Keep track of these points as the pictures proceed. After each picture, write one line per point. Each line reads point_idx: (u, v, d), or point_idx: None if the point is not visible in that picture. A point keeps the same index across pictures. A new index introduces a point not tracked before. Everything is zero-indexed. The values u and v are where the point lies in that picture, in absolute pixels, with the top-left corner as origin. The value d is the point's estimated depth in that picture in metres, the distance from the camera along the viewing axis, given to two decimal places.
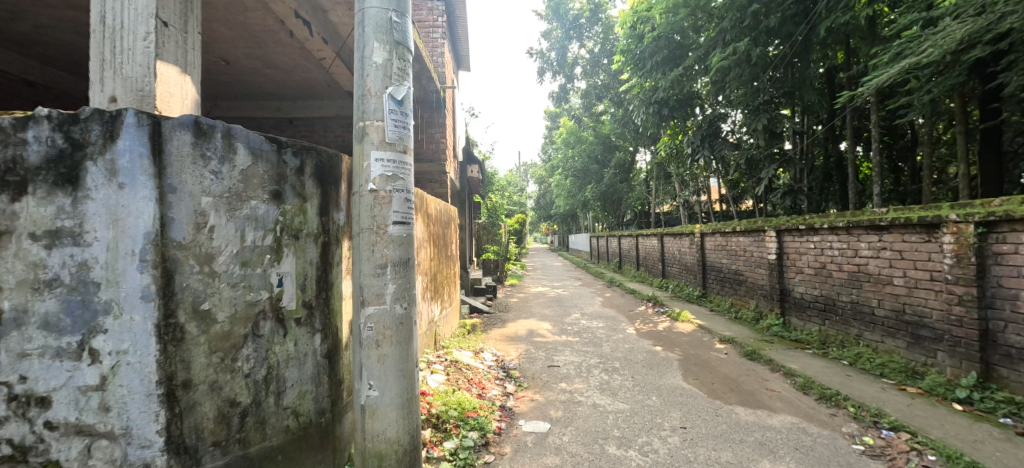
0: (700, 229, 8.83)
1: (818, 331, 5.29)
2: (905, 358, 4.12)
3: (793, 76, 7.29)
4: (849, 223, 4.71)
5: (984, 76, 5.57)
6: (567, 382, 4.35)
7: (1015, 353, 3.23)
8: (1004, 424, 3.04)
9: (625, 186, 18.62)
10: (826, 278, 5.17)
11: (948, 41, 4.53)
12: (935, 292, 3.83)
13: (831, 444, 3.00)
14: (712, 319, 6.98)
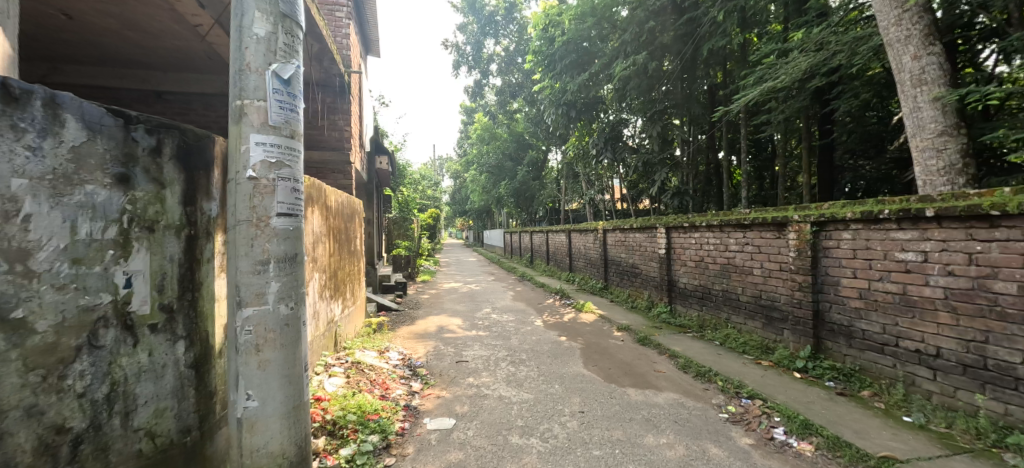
0: (602, 225, 9.38)
1: (697, 316, 5.93)
2: (761, 336, 4.79)
3: (682, 91, 8.16)
4: (721, 221, 5.33)
5: (822, 101, 6.69)
6: (475, 377, 4.35)
7: (837, 329, 3.91)
8: (829, 387, 3.68)
9: (537, 183, 19.22)
10: (704, 270, 5.81)
11: (794, 70, 5.33)
12: (783, 280, 4.48)
13: (703, 414, 3.38)
14: (612, 309, 7.49)
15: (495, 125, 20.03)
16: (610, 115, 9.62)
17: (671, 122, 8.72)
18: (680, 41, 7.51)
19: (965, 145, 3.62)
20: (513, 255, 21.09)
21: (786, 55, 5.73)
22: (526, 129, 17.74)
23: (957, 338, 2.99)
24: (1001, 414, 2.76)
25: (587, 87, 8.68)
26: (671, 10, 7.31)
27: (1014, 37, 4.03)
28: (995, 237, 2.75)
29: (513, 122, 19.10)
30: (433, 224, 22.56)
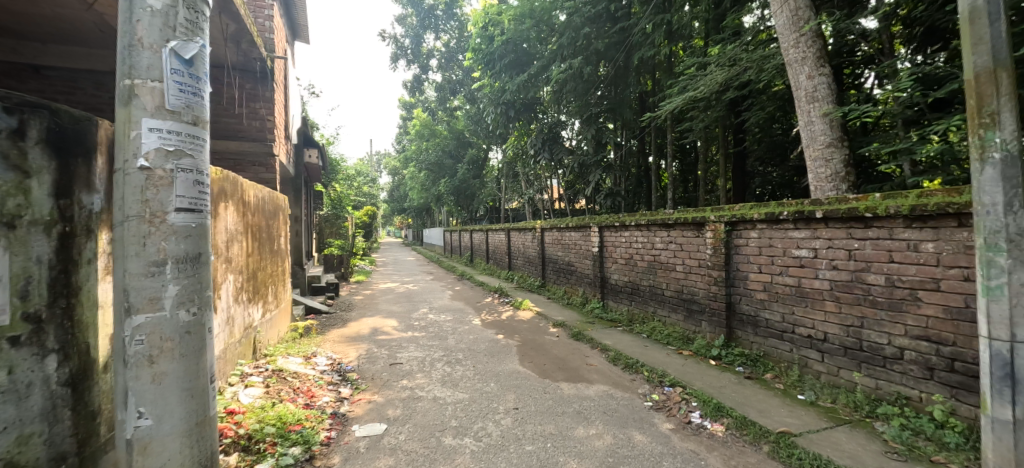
0: (540, 224, 9.50)
1: (627, 311, 6.23)
2: (683, 328, 5.12)
3: (615, 97, 8.63)
4: (648, 220, 5.63)
5: (736, 111, 7.28)
6: (408, 379, 4.23)
7: (746, 319, 4.28)
8: (739, 372, 4.03)
9: (477, 182, 19.06)
10: (633, 267, 6.10)
11: (712, 83, 5.79)
12: (701, 275, 4.82)
13: (630, 404, 3.55)
14: (549, 306, 7.65)
15: (435, 122, 19.74)
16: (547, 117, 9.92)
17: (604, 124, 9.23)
18: (613, 49, 7.84)
19: (848, 156, 4.12)
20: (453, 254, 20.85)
21: (707, 66, 6.20)
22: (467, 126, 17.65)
23: (840, 324, 3.39)
24: (873, 388, 3.17)
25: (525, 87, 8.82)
26: (606, 18, 7.65)
27: (885, 63, 4.65)
28: (869, 236, 3.15)
29: (453, 119, 18.89)
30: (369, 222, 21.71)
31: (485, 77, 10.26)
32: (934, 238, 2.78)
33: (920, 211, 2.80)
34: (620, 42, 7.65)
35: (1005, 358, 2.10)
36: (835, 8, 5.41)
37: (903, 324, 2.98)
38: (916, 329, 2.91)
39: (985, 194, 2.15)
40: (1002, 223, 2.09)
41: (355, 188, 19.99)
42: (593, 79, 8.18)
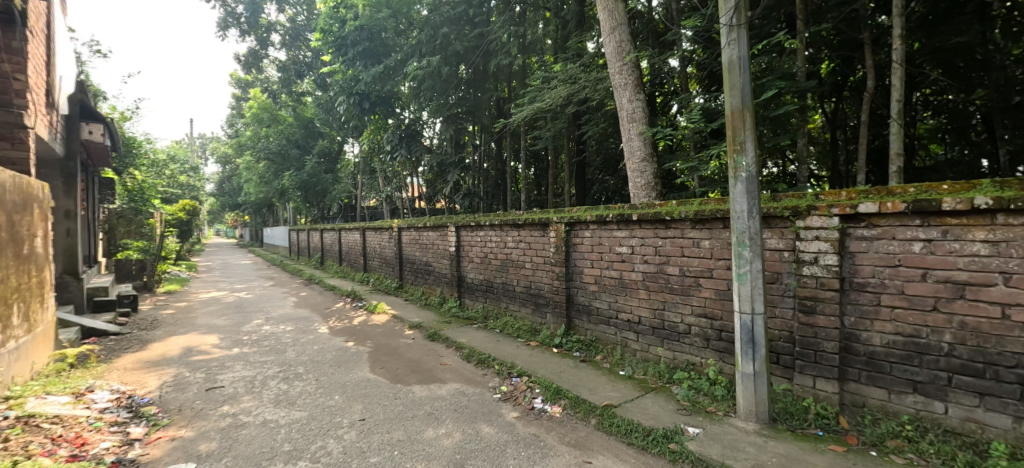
0: (397, 223, 9.08)
1: (482, 308, 6.40)
2: (531, 320, 5.48)
3: (471, 98, 8.71)
4: (501, 220, 5.84)
5: (577, 124, 8.06)
6: (231, 403, 3.65)
7: (581, 309, 4.78)
8: (576, 357, 4.49)
9: (331, 176, 16.81)
10: (487, 265, 6.28)
11: (556, 97, 6.48)
12: (546, 272, 5.22)
13: (481, 398, 3.66)
14: (405, 308, 7.42)
15: (277, 105, 17.59)
16: (407, 113, 9.46)
17: (465, 128, 9.19)
18: (471, 51, 8.06)
19: (656, 169, 4.91)
20: (298, 256, 18.76)
21: (556, 82, 6.83)
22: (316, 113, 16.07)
23: (650, 308, 4.03)
24: (671, 359, 3.85)
25: (380, 78, 8.46)
26: (465, 22, 8.03)
27: (683, 96, 5.70)
28: (669, 234, 3.81)
29: (300, 104, 17.07)
30: (189, 219, 18.24)
31: (336, 62, 9.54)
32: (709, 237, 3.51)
33: (701, 215, 3.49)
34: (478, 48, 7.95)
35: (749, 327, 2.77)
36: (651, 46, 6.45)
37: (691, 305, 3.69)
38: (699, 308, 3.63)
39: (737, 202, 2.78)
40: (747, 225, 2.74)
41: (169, 178, 16.66)
42: (454, 80, 8.27)
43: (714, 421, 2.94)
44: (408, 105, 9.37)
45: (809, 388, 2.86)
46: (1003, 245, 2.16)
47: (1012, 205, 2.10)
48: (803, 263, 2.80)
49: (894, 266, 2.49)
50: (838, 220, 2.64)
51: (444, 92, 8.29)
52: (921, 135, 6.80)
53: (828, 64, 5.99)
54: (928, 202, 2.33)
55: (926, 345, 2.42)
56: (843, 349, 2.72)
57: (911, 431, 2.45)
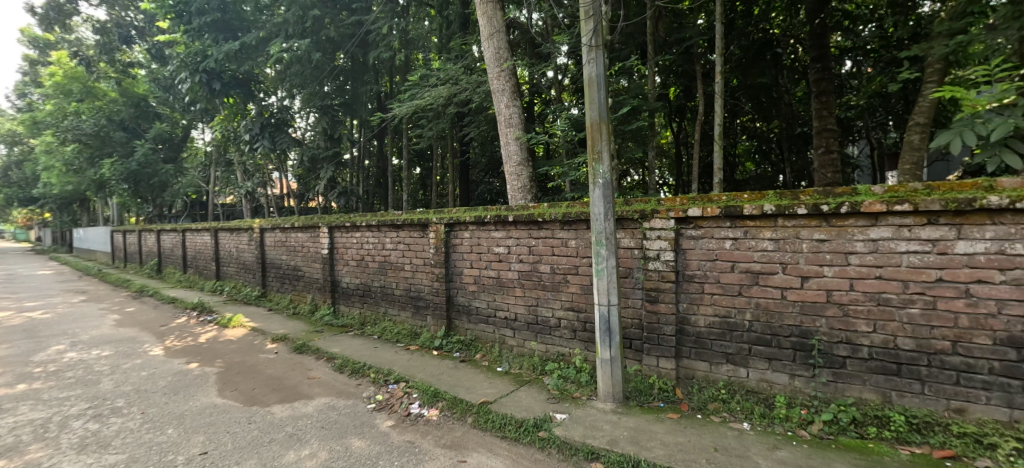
0: (258, 223, 8.15)
1: (358, 314, 6.09)
2: (411, 324, 5.38)
3: (350, 91, 8.46)
4: (378, 221, 5.59)
5: (459, 125, 8.16)
6: (9, 457, 2.89)
7: (461, 309, 4.85)
8: (456, 357, 4.56)
9: (173, 166, 14.44)
10: (364, 268, 5.97)
11: (436, 96, 6.53)
12: (426, 273, 5.16)
13: (352, 411, 3.50)
14: (268, 319, 6.70)
15: (93, 77, 14.49)
16: (272, 99, 8.57)
17: (341, 120, 8.74)
18: (346, 38, 7.74)
19: (531, 174, 5.20)
20: (125, 263, 15.61)
21: (437, 83, 6.87)
22: (151, 91, 13.62)
23: (525, 305, 4.27)
24: (544, 351, 4.14)
25: (237, 57, 7.56)
26: (341, 7, 7.67)
27: (556, 107, 6.14)
28: (541, 235, 4.08)
29: (128, 78, 14.31)
30: None
31: (179, 33, 8.25)
32: (575, 236, 3.86)
33: (568, 217, 3.81)
34: (357, 37, 7.68)
35: (605, 316, 3.12)
36: (529, 57, 6.82)
37: (560, 300, 4.01)
38: (567, 302, 3.96)
39: (596, 206, 3.12)
40: (603, 226, 3.09)
41: None
42: (329, 67, 7.81)
43: (578, 406, 3.24)
44: (273, 91, 8.56)
45: (654, 367, 3.32)
46: (781, 241, 2.79)
47: (785, 210, 2.72)
48: (648, 259, 3.25)
49: (712, 260, 3.04)
50: (673, 222, 3.12)
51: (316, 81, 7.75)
52: (740, 154, 8.33)
53: (676, 90, 7.25)
54: (734, 207, 2.88)
55: (734, 323, 3.00)
56: (678, 331, 3.22)
57: (725, 394, 3.01)
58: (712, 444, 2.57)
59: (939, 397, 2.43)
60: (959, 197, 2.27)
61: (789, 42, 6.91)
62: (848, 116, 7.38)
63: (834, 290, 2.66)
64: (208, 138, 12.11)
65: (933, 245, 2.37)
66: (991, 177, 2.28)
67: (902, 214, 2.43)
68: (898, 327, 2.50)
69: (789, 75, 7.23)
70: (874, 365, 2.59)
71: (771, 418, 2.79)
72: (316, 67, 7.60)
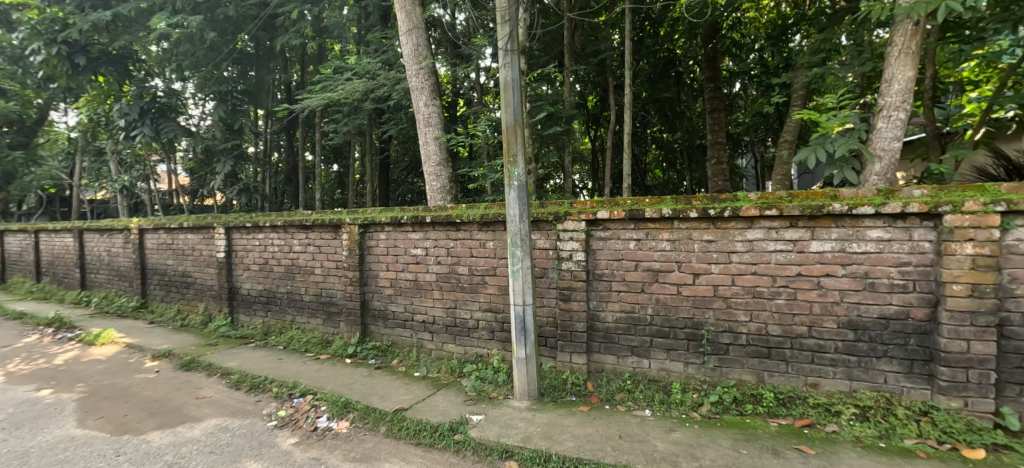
0: (136, 223, 7.17)
1: (261, 323, 5.60)
2: (322, 332, 5.07)
3: (257, 78, 7.83)
4: (284, 221, 5.18)
5: (378, 121, 7.86)
6: None
7: (377, 314, 4.67)
8: (371, 364, 4.38)
9: (23, 154, 12.18)
10: (269, 272, 5.51)
11: (352, 89, 6.23)
12: (338, 277, 4.89)
13: (248, 431, 3.20)
14: (148, 333, 5.90)
15: None
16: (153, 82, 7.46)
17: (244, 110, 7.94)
18: (248, 19, 7.15)
19: (452, 175, 5.16)
20: None
21: (351, 76, 6.57)
22: None
23: (443, 307, 4.23)
24: (463, 354, 4.14)
25: (110, 30, 6.61)
26: None
27: (476, 109, 6.17)
28: (459, 236, 4.08)
29: None
30: None
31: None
32: (493, 238, 3.91)
33: (486, 219, 3.86)
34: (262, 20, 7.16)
35: (521, 316, 3.20)
36: (450, 57, 6.79)
37: (478, 301, 4.04)
38: (485, 304, 4.00)
39: (512, 207, 3.19)
40: (518, 228, 3.17)
41: None
42: (228, 50, 7.15)
43: (495, 406, 3.28)
44: (158, 72, 7.61)
45: (567, 363, 3.48)
46: (677, 242, 3.07)
47: (680, 214, 3.00)
48: (562, 259, 3.40)
49: (618, 259, 3.27)
50: (584, 224, 3.30)
51: (212, 64, 7.03)
52: (649, 162, 8.96)
53: (592, 98, 7.68)
54: (637, 211, 3.12)
55: (637, 317, 3.25)
56: (589, 327, 3.41)
57: (630, 384, 3.24)
58: (617, 432, 2.75)
59: (800, 374, 2.84)
60: (813, 204, 2.67)
61: (690, 62, 7.67)
62: (736, 132, 8.32)
63: (719, 285, 2.99)
64: (71, 123, 10.39)
65: (795, 244, 2.77)
66: (837, 187, 2.70)
67: (771, 218, 2.80)
68: (769, 316, 2.89)
69: (688, 91, 7.97)
70: (751, 350, 2.96)
71: (668, 403, 3.05)
72: (210, 47, 6.91)
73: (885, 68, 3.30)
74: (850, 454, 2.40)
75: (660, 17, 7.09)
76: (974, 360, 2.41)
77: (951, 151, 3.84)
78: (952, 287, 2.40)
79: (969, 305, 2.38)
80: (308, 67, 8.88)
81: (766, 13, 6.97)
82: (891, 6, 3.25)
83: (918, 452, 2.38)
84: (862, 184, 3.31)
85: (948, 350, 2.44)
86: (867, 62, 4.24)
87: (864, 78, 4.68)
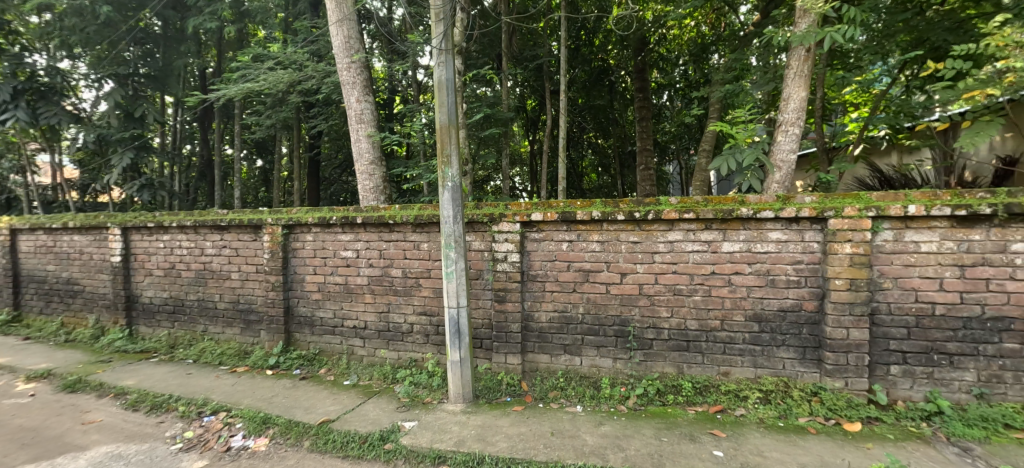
0: (7, 222, 6.18)
1: (166, 335, 5.07)
2: (240, 342, 4.70)
3: (160, 64, 6.91)
4: (195, 221, 4.73)
5: (306, 115, 7.45)
6: None
7: (302, 320, 4.42)
8: (295, 375, 4.13)
9: None
10: (176, 278, 5.00)
11: (276, 81, 5.85)
12: (259, 282, 4.56)
13: (148, 456, 2.87)
14: (22, 351, 5.11)
15: None
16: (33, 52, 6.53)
17: (147, 96, 6.90)
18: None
19: (386, 174, 5.01)
20: None
21: (273, 66, 6.16)
22: None
23: (375, 312, 4.10)
24: (396, 359, 4.04)
25: None
26: None
27: (412, 108, 6.05)
28: (392, 238, 3.97)
29: None
30: None
31: None
32: (428, 239, 3.86)
33: (420, 220, 3.79)
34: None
35: (455, 319, 3.18)
36: (385, 53, 6.61)
37: (412, 305, 3.97)
38: (420, 307, 3.94)
39: (446, 208, 3.16)
40: (452, 229, 3.15)
41: None
42: (128, 29, 6.41)
43: (428, 411, 3.24)
44: (39, 47, 6.64)
45: (502, 363, 3.51)
46: (606, 243, 3.22)
47: (609, 216, 3.15)
48: (497, 261, 3.43)
49: (551, 260, 3.36)
50: (518, 226, 3.35)
51: (107, 42, 6.33)
52: (585, 167, 9.27)
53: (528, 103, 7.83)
54: (569, 213, 3.23)
55: (570, 316, 3.36)
56: (523, 327, 3.47)
57: (562, 382, 3.35)
58: (549, 430, 2.82)
59: (714, 364, 3.10)
60: (724, 208, 2.92)
61: (621, 73, 8.08)
62: (662, 140, 8.87)
63: (644, 284, 3.18)
64: None
65: (709, 245, 3.02)
66: (744, 193, 2.98)
67: (688, 221, 3.03)
68: (688, 311, 3.12)
69: (620, 99, 8.36)
70: (672, 343, 3.17)
71: (598, 398, 3.19)
72: (105, 23, 6.23)
73: (784, 87, 3.68)
74: (755, 435, 2.65)
75: (595, 28, 7.47)
76: (853, 345, 2.77)
77: (837, 163, 4.38)
78: (835, 282, 2.75)
79: (848, 297, 2.74)
80: (226, 54, 8.21)
81: (687, 32, 7.33)
82: (789, 33, 3.64)
83: (810, 429, 2.69)
84: (765, 191, 3.68)
85: (833, 336, 2.79)
86: (770, 81, 4.73)
87: (768, 96, 5.21)
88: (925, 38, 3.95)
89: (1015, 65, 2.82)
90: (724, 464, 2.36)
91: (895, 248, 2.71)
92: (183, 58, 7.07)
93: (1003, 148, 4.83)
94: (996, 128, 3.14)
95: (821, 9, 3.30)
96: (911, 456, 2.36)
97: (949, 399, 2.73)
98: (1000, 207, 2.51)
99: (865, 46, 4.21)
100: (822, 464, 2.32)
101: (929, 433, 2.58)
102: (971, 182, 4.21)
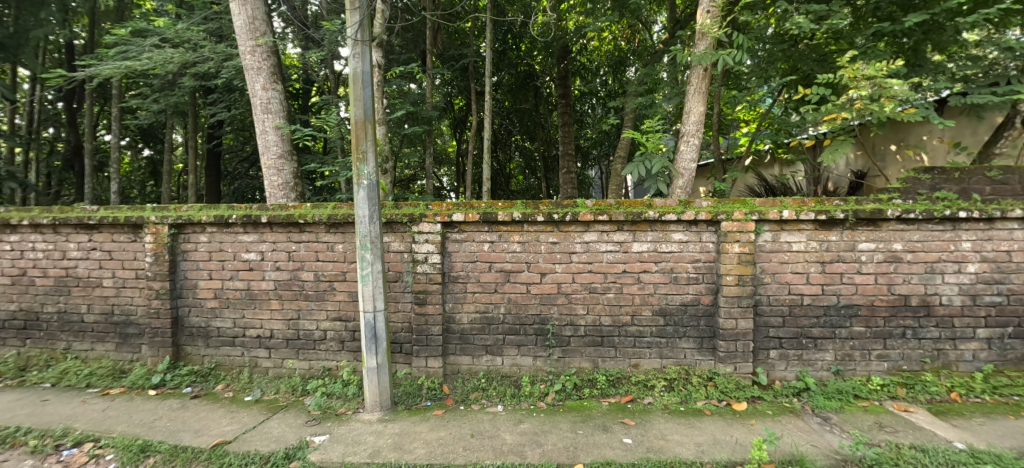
0: None
1: (14, 356, 4.24)
2: (114, 360, 4.09)
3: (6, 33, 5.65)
4: (54, 218, 4.03)
5: (203, 101, 6.70)
6: None
7: (194, 332, 3.96)
8: (186, 393, 3.68)
9: None
10: (28, 287, 4.22)
11: (165, 60, 5.17)
12: (140, 289, 4.01)
13: None
14: None
15: None
16: None
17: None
18: None
19: (296, 169, 4.66)
20: None
21: (159, 43, 5.44)
22: None
23: (283, 319, 3.80)
24: (307, 369, 3.79)
25: None
26: None
27: (327, 100, 5.69)
28: (303, 239, 3.71)
29: None
30: None
31: None
32: (342, 240, 3.66)
33: (334, 220, 3.58)
34: None
35: (371, 323, 3.04)
36: (300, 43, 6.22)
37: (326, 310, 3.74)
38: (333, 313, 3.73)
39: (361, 207, 3.01)
40: (368, 230, 3.01)
41: None
42: None
43: (342, 422, 3.06)
44: None
45: (422, 368, 3.43)
46: (527, 244, 3.29)
47: (529, 217, 3.22)
48: (417, 262, 3.35)
49: (473, 261, 3.36)
50: (439, 226, 3.30)
51: None
52: (511, 168, 9.40)
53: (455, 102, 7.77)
54: (490, 213, 3.25)
55: (491, 317, 3.38)
56: (444, 329, 3.43)
57: (484, 383, 3.36)
58: (469, 432, 2.81)
59: (625, 357, 3.30)
60: (634, 211, 3.12)
61: (546, 78, 8.34)
62: (584, 145, 9.27)
63: (562, 283, 3.30)
64: None
65: (621, 245, 3.22)
66: (651, 197, 3.20)
67: (603, 222, 3.19)
68: (602, 308, 3.29)
69: (544, 104, 8.62)
70: (588, 339, 3.33)
71: (518, 397, 3.23)
72: None
73: (685, 101, 4.03)
74: (660, 420, 2.87)
75: (521, 33, 7.62)
76: (740, 333, 3.12)
77: (729, 172, 4.89)
78: (726, 278, 3.07)
79: (736, 291, 3.08)
80: (100, 26, 7.12)
81: (606, 45, 7.77)
82: (690, 52, 3.99)
83: (706, 410, 2.97)
84: (671, 195, 3.99)
85: (724, 326, 3.12)
86: (677, 95, 5.16)
87: (674, 109, 5.66)
88: (798, 66, 4.55)
89: (863, 94, 3.35)
90: (633, 450, 2.53)
91: (774, 247, 3.08)
92: (42, 25, 5.84)
93: (855, 163, 5.71)
94: (850, 146, 3.71)
95: (716, 33, 3.67)
96: (785, 428, 2.70)
97: (815, 376, 3.17)
98: (851, 212, 2.96)
99: (753, 69, 4.77)
100: (715, 442, 2.58)
101: (800, 407, 2.97)
102: (832, 191, 4.92)
